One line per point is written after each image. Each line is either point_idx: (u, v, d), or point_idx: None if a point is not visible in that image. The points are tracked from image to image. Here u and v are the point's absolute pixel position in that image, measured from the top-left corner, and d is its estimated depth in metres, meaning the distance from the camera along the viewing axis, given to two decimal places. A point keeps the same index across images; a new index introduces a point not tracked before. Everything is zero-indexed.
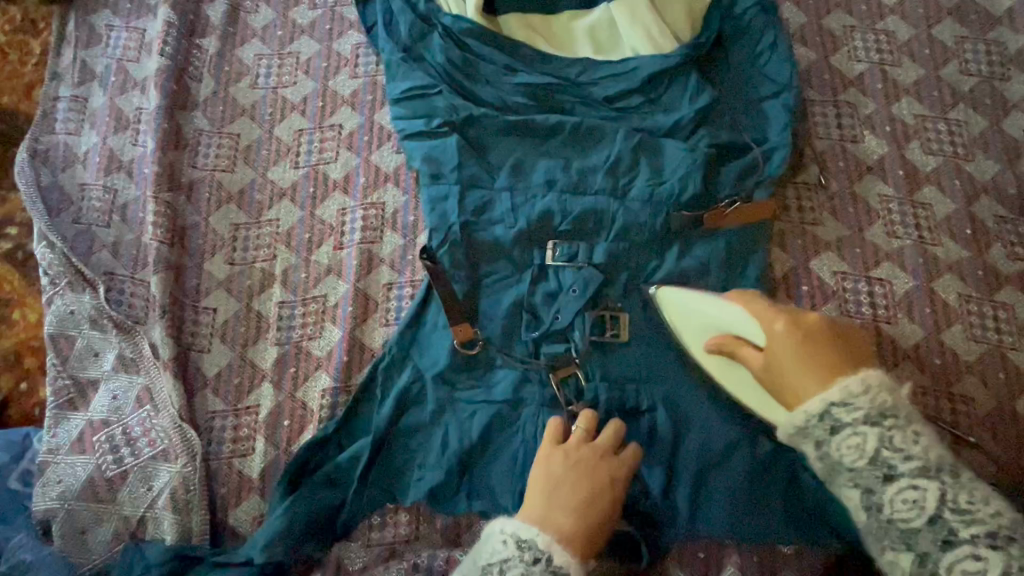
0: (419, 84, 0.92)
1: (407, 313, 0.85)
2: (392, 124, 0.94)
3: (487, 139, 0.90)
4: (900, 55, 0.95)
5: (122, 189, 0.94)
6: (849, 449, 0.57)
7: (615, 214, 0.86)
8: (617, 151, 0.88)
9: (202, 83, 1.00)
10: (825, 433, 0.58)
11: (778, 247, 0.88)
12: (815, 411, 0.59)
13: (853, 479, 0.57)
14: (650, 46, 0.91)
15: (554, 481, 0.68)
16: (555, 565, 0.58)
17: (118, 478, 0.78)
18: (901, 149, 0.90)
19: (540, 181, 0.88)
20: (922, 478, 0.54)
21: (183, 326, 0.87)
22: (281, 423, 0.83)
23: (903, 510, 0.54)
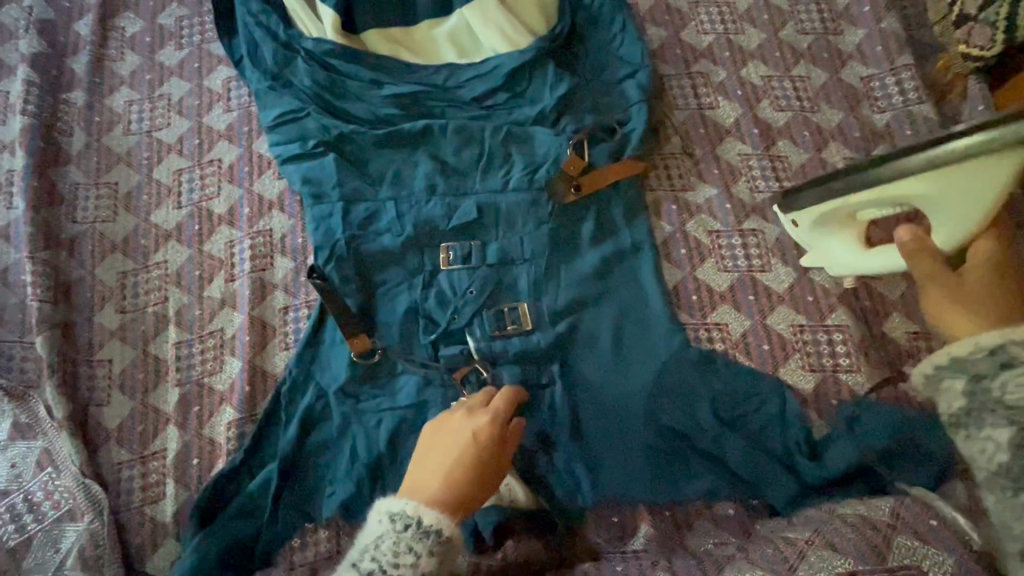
0: (288, 109, 0.93)
1: (304, 334, 0.86)
2: (269, 151, 0.95)
3: (364, 152, 0.92)
4: (742, 23, 1.01)
5: (0, 254, 0.92)
6: (1014, 387, 0.54)
7: (495, 208, 0.89)
8: (489, 147, 0.91)
9: (73, 137, 0.99)
10: (993, 367, 0.56)
11: (655, 216, 0.92)
12: (989, 345, 0.57)
13: (1010, 416, 0.54)
14: (506, 43, 0.95)
15: (429, 450, 0.68)
16: (423, 526, 0.59)
17: (22, 546, 0.76)
18: (754, 109, 0.96)
19: (419, 186, 0.90)
20: None
21: (79, 381, 0.86)
22: (190, 462, 0.82)
23: (1010, 392, 0.55)
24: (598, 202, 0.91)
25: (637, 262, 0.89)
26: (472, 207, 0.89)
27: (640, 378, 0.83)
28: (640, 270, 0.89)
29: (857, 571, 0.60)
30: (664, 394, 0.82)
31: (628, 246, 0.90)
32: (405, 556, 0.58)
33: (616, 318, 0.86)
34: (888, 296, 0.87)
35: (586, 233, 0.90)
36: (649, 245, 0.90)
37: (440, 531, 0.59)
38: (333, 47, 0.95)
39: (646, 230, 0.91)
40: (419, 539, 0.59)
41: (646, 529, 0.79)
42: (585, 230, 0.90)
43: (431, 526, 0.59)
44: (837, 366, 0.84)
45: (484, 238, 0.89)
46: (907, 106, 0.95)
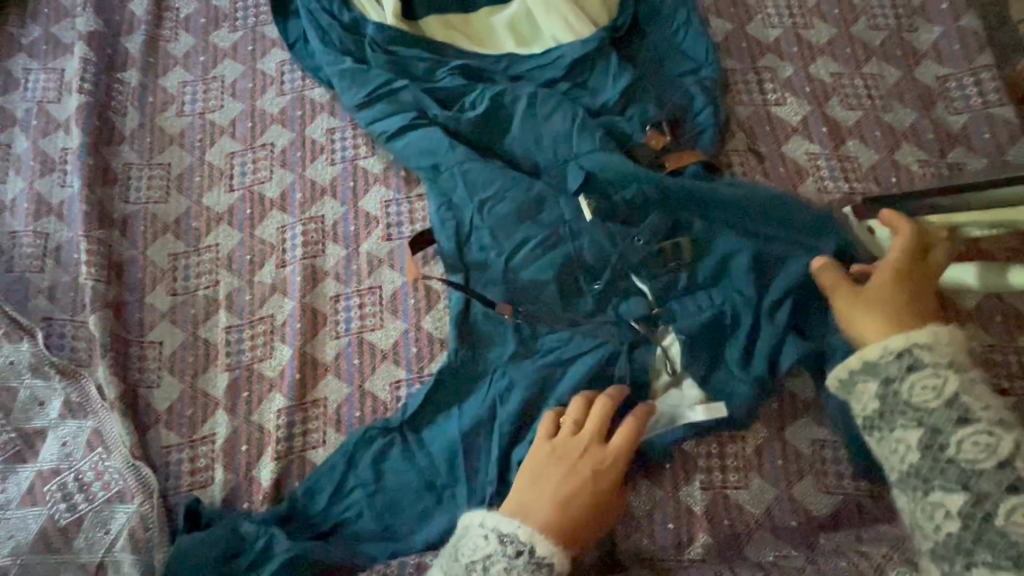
0: (357, 91, 0.92)
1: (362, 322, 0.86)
2: (363, 127, 0.93)
3: (457, 121, 0.89)
4: (811, 17, 0.98)
5: (53, 232, 0.92)
6: (921, 390, 0.56)
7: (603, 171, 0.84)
8: (558, 133, 0.87)
9: (127, 116, 0.98)
10: (900, 370, 0.57)
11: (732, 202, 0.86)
12: (896, 348, 0.58)
13: (920, 419, 0.55)
14: (569, 33, 0.92)
15: (541, 475, 0.68)
16: (537, 557, 0.62)
17: (73, 525, 0.75)
18: (823, 106, 0.93)
19: (513, 164, 0.88)
20: (998, 427, 0.53)
21: (129, 362, 0.86)
22: (239, 448, 0.81)
23: (919, 396, 0.56)
24: None
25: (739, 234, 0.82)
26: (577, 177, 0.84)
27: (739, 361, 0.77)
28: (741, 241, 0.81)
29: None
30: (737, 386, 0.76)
31: (767, 212, 0.81)
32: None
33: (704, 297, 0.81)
34: (962, 305, 0.83)
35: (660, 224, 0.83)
36: (755, 213, 0.82)
37: (551, 563, 0.62)
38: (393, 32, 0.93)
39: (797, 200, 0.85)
40: (530, 569, 0.62)
41: (705, 538, 0.76)
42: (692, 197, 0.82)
43: (545, 557, 0.62)
44: None
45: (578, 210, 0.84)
46: (985, 108, 0.90)
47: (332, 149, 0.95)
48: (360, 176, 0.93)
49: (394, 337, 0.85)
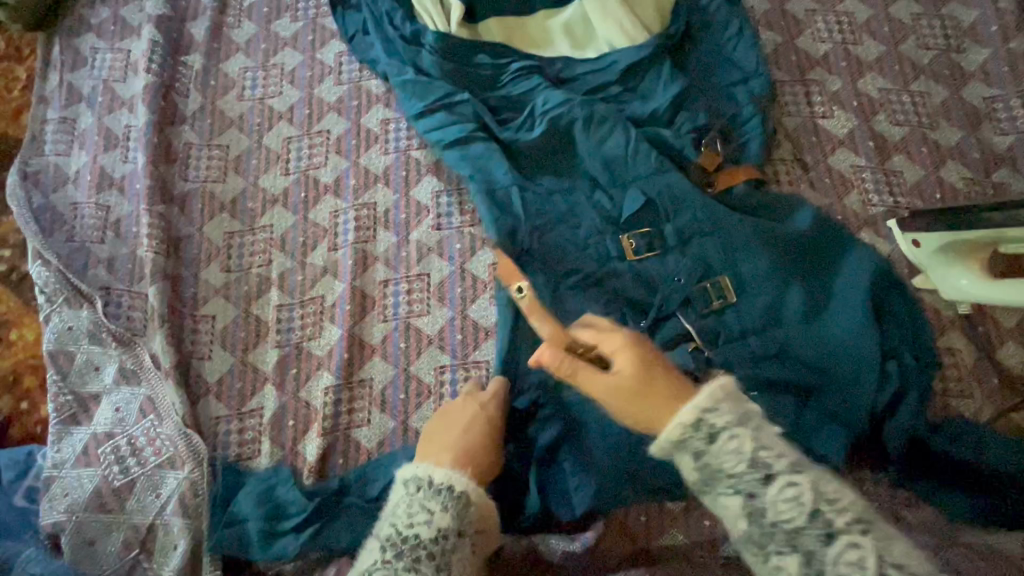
0: (423, 101, 0.94)
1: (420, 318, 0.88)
2: (423, 135, 0.95)
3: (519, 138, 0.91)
4: (861, 34, 0.99)
5: (115, 205, 0.95)
6: (727, 454, 0.51)
7: (662, 194, 0.86)
8: (616, 149, 0.88)
9: (189, 98, 1.01)
10: (704, 442, 0.52)
11: (783, 213, 0.87)
12: (688, 420, 0.53)
13: (734, 487, 0.51)
14: (624, 39, 0.95)
15: (452, 416, 0.74)
16: (436, 483, 0.60)
17: (125, 488, 0.78)
18: (870, 121, 0.94)
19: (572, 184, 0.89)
20: (797, 472, 0.49)
21: (183, 334, 0.88)
22: (286, 423, 0.83)
23: (727, 462, 0.51)
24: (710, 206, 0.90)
25: (792, 260, 0.83)
26: (639, 198, 0.86)
27: (786, 377, 0.78)
28: (793, 269, 0.82)
29: None
30: (775, 399, 0.77)
31: (812, 245, 0.84)
32: (418, 516, 0.57)
33: (758, 318, 0.81)
34: (1003, 323, 0.84)
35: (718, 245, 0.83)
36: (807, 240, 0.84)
37: (451, 486, 0.60)
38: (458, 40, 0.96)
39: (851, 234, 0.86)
40: (433, 497, 0.59)
41: None
42: (746, 224, 0.83)
43: (444, 481, 0.60)
44: (948, 389, 0.81)
45: (637, 233, 0.86)
46: None
47: (386, 139, 0.98)
48: (413, 166, 0.96)
49: (440, 323, 0.88)
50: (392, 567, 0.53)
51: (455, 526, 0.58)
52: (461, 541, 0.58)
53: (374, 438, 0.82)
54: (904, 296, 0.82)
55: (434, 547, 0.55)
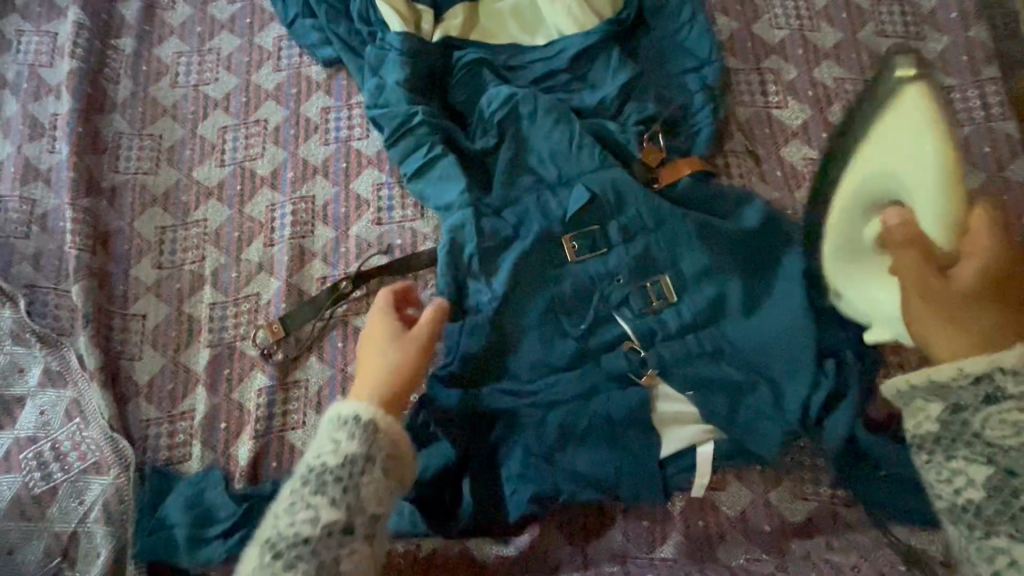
0: (369, 82, 0.91)
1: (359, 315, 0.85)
2: (366, 112, 0.92)
3: (468, 138, 0.89)
4: (819, 20, 0.96)
5: (41, 199, 0.91)
6: (1003, 425, 0.49)
7: (607, 189, 0.83)
8: (560, 144, 0.85)
9: (120, 84, 0.97)
10: (977, 400, 0.50)
11: (732, 208, 0.85)
12: (975, 372, 0.50)
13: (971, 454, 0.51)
14: (573, 24, 0.91)
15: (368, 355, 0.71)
16: (344, 417, 0.61)
17: (47, 494, 0.75)
18: (825, 112, 0.92)
19: (517, 175, 0.86)
20: (1017, 435, 0.48)
21: (112, 334, 0.85)
22: (218, 426, 0.81)
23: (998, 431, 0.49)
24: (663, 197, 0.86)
25: (735, 260, 0.81)
26: (583, 193, 0.82)
27: (724, 376, 0.77)
28: (735, 270, 0.80)
29: None
30: (709, 395, 0.76)
31: (755, 244, 0.82)
32: (325, 448, 0.60)
33: (697, 315, 0.79)
34: None
35: (661, 243, 0.82)
36: (754, 239, 0.82)
37: (359, 417, 0.61)
38: (413, 37, 0.91)
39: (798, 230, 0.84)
40: (340, 430, 0.61)
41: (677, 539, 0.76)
42: (690, 224, 0.81)
43: (351, 414, 0.61)
44: None
45: (578, 233, 0.82)
46: (987, 121, 0.89)
47: (326, 128, 0.94)
48: (353, 158, 0.92)
49: None
50: (298, 495, 0.57)
51: (362, 452, 0.59)
52: (371, 466, 0.59)
53: (309, 441, 0.80)
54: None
55: (339, 471, 0.58)
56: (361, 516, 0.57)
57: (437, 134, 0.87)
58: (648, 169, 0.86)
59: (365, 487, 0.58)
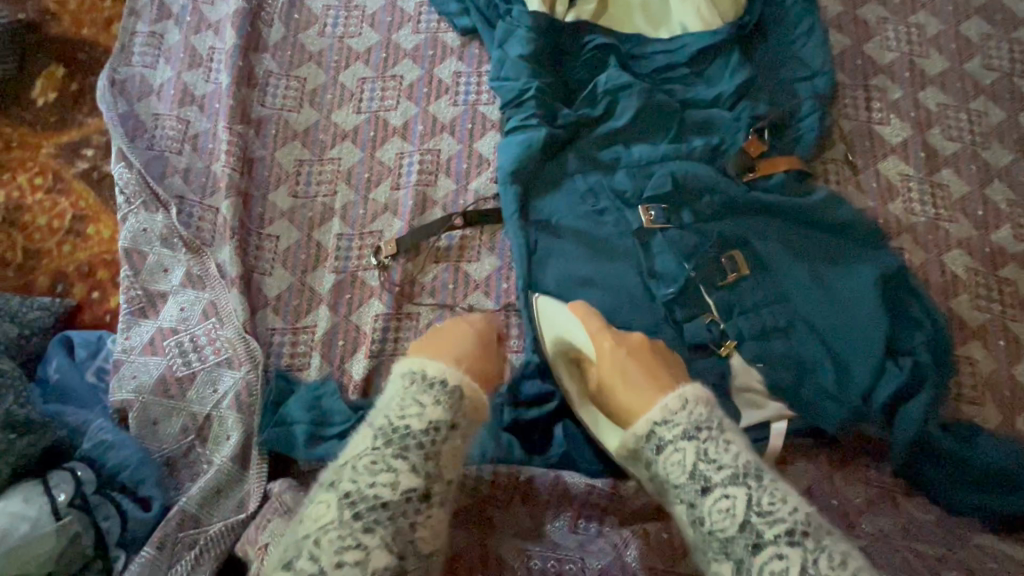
0: (496, 53, 0.98)
1: (471, 263, 0.94)
2: (489, 80, 0.99)
3: (582, 111, 0.95)
4: (928, 47, 1.02)
5: (194, 121, 1.01)
6: (672, 467, 0.63)
7: (706, 176, 0.90)
8: (670, 134, 0.94)
9: (273, 28, 1.06)
10: (654, 453, 0.65)
11: (828, 207, 0.91)
12: (643, 429, 0.66)
13: (679, 496, 0.62)
14: (699, 23, 0.98)
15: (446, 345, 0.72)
16: (429, 378, 0.65)
17: (187, 379, 0.84)
18: (924, 133, 0.97)
19: (609, 154, 0.94)
20: (732, 485, 0.60)
21: (248, 249, 0.94)
22: (335, 342, 0.89)
23: (717, 518, 0.59)
24: (763, 187, 0.92)
25: (818, 257, 0.89)
26: (666, 175, 0.90)
27: (792, 352, 0.85)
28: (818, 268, 0.88)
29: None
30: (774, 368, 0.83)
31: (842, 249, 0.90)
32: (410, 409, 0.62)
33: (767, 293, 0.87)
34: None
35: (752, 229, 0.90)
36: (837, 238, 0.90)
37: (443, 381, 0.65)
38: (548, 17, 0.97)
39: (884, 242, 0.91)
40: (424, 391, 0.63)
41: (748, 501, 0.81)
42: (784, 228, 0.90)
43: (436, 378, 0.65)
44: (961, 396, 0.85)
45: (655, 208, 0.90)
46: None
47: (456, 91, 1.02)
48: (479, 120, 1.00)
49: (488, 271, 0.93)
50: (379, 452, 0.59)
51: (445, 419, 0.62)
52: (449, 433, 0.62)
53: None
54: (923, 302, 0.87)
55: (422, 436, 0.60)
56: (437, 484, 0.60)
57: (540, 111, 0.94)
58: (749, 158, 0.92)
59: (443, 453, 0.61)
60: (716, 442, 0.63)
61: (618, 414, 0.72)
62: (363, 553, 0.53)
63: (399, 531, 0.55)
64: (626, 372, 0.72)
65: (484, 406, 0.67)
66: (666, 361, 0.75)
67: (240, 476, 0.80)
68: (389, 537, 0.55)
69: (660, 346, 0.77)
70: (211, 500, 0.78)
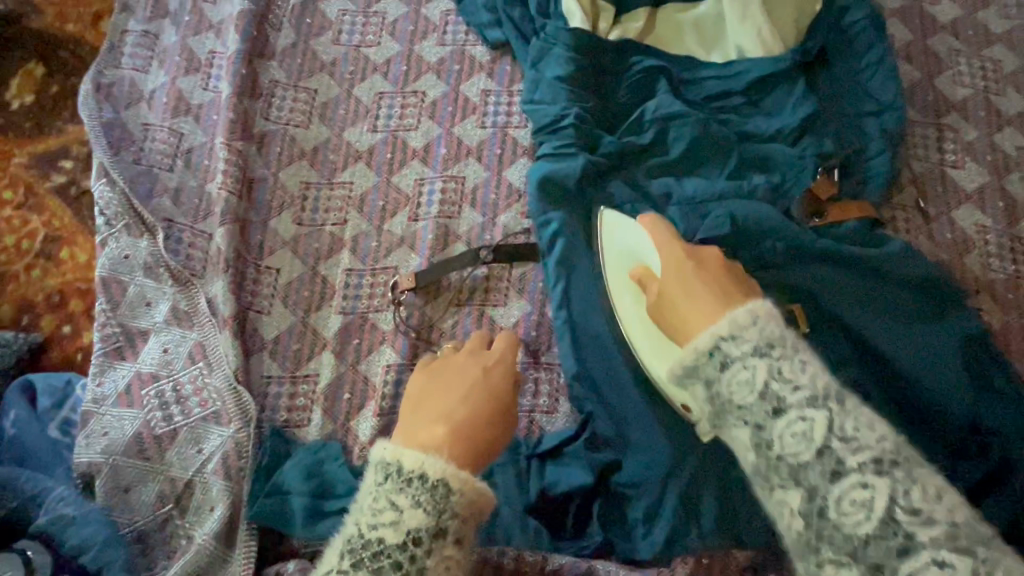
0: (532, 71, 0.87)
1: (497, 307, 0.83)
2: (521, 101, 0.89)
3: (626, 139, 0.85)
4: (1005, 85, 0.93)
5: (189, 134, 0.89)
6: (792, 442, 0.38)
7: (772, 217, 0.80)
8: (727, 170, 0.84)
9: (282, 33, 0.95)
10: (761, 413, 0.39)
11: (902, 260, 0.80)
12: (703, 345, 0.43)
13: (794, 480, 0.38)
14: (759, 48, 0.88)
15: (447, 376, 0.54)
16: (408, 472, 0.42)
17: (167, 437, 0.73)
18: (1002, 180, 0.88)
19: (658, 187, 0.84)
20: (810, 406, 0.38)
21: (243, 283, 0.82)
22: (340, 396, 0.78)
23: (789, 450, 0.38)
24: (832, 233, 0.81)
25: (894, 316, 0.78)
26: (725, 216, 0.79)
27: None
28: (891, 327, 0.77)
29: None
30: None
31: (918, 309, 0.79)
32: (383, 516, 0.41)
33: (834, 357, 0.76)
34: None
35: (822, 279, 0.79)
36: (913, 295, 0.80)
37: (424, 476, 0.42)
38: (591, 34, 0.87)
39: (963, 303, 0.81)
40: (401, 490, 0.42)
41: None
42: (851, 282, 0.79)
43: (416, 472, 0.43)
44: None
45: (712, 252, 0.79)
46: None
47: (485, 111, 0.91)
48: (509, 146, 0.89)
49: (515, 317, 0.82)
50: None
51: (429, 528, 0.41)
52: (440, 544, 0.41)
53: None
54: (1006, 373, 0.77)
55: (399, 556, 0.40)
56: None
57: (575, 141, 0.83)
58: (816, 201, 0.83)
59: (432, 574, 0.40)
60: (791, 361, 0.40)
61: (666, 326, 0.51)
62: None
63: None
64: (686, 288, 0.49)
65: (487, 494, 0.44)
66: (743, 284, 0.51)
67: (224, 555, 0.69)
68: None
69: (738, 272, 0.52)
70: None
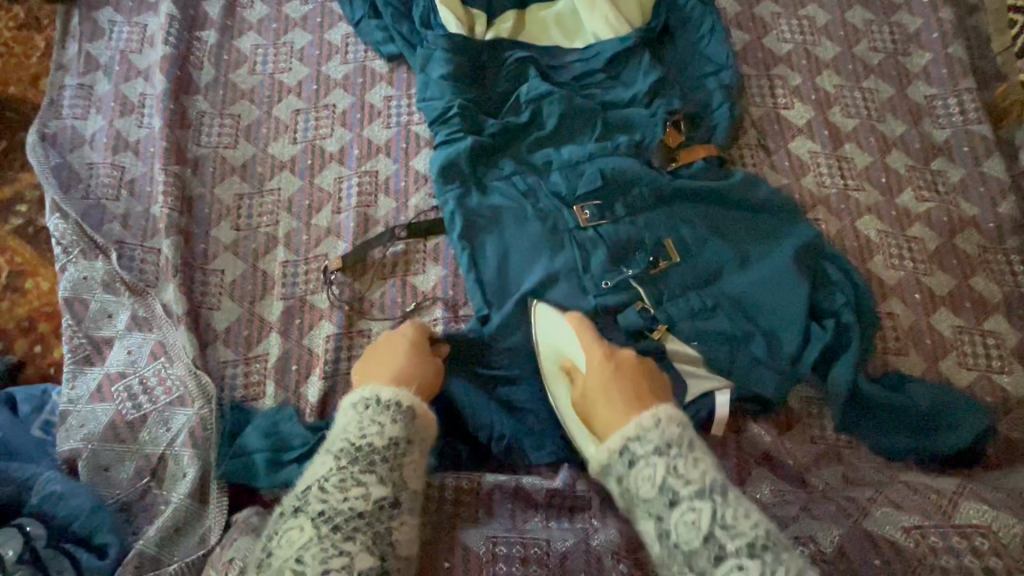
0: (421, 74, 1.02)
1: (417, 276, 0.96)
2: (416, 101, 1.03)
3: (507, 119, 1.00)
4: (820, 36, 1.11)
5: (130, 166, 1.01)
6: (642, 481, 0.60)
7: (633, 168, 0.95)
8: (595, 135, 1.00)
9: (203, 70, 1.08)
10: (624, 468, 0.61)
11: (746, 187, 0.96)
12: (616, 446, 0.63)
13: (649, 511, 0.59)
14: (610, 31, 1.04)
15: (384, 351, 0.76)
16: (384, 401, 0.65)
17: (139, 421, 0.84)
18: (825, 113, 1.05)
19: (540, 157, 0.99)
20: (698, 500, 0.57)
21: (193, 285, 0.94)
22: (289, 367, 0.90)
23: (648, 494, 0.59)
24: (685, 174, 0.98)
25: (743, 234, 0.94)
26: (595, 172, 0.95)
27: (730, 327, 0.88)
28: (739, 244, 0.93)
29: (925, 526, 0.69)
30: (713, 346, 0.87)
31: (763, 225, 0.95)
32: (369, 429, 0.63)
33: (698, 272, 0.91)
34: (936, 291, 0.95)
35: (679, 213, 0.95)
36: (757, 216, 0.96)
37: (398, 402, 0.66)
38: (467, 37, 1.02)
39: (802, 216, 0.97)
40: (381, 412, 0.65)
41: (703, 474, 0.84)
42: (705, 211, 0.95)
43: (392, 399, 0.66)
44: (887, 349, 0.92)
45: (587, 204, 0.94)
46: (965, 124, 1.04)
47: (389, 114, 1.06)
48: (412, 140, 1.04)
49: (433, 281, 0.96)
50: (347, 471, 0.60)
51: (403, 434, 0.64)
52: (409, 447, 0.63)
53: None
54: (840, 265, 0.93)
55: (385, 451, 0.62)
56: (405, 492, 0.61)
57: (463, 127, 0.98)
58: (670, 150, 0.99)
59: (408, 465, 0.63)
60: (685, 461, 0.60)
61: (593, 425, 0.68)
62: (347, 559, 0.54)
63: (379, 537, 0.57)
64: (600, 385, 0.68)
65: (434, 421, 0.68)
66: (654, 382, 0.70)
67: (200, 512, 0.80)
68: (370, 542, 0.56)
69: (648, 368, 0.71)
70: (169, 540, 0.77)
